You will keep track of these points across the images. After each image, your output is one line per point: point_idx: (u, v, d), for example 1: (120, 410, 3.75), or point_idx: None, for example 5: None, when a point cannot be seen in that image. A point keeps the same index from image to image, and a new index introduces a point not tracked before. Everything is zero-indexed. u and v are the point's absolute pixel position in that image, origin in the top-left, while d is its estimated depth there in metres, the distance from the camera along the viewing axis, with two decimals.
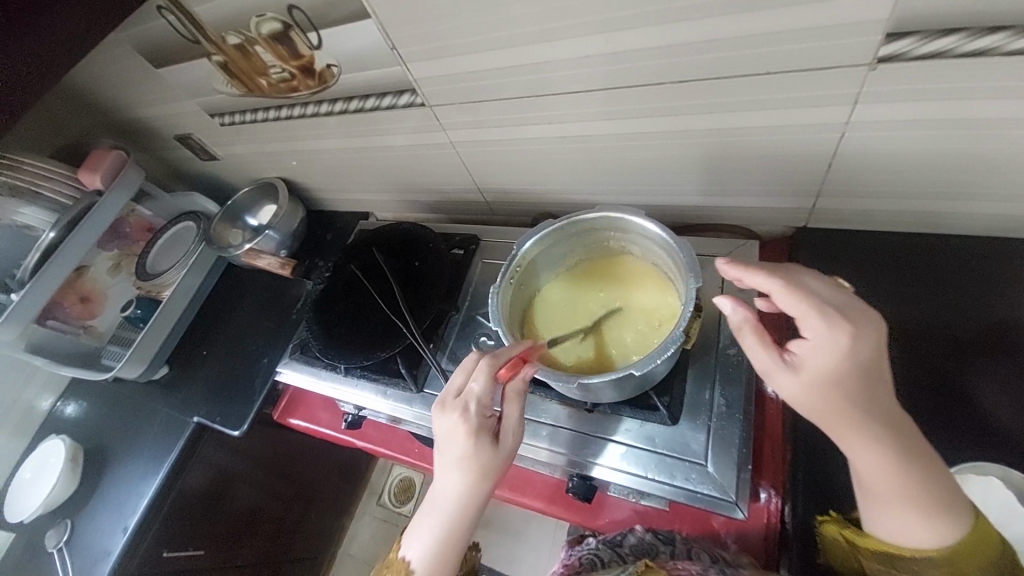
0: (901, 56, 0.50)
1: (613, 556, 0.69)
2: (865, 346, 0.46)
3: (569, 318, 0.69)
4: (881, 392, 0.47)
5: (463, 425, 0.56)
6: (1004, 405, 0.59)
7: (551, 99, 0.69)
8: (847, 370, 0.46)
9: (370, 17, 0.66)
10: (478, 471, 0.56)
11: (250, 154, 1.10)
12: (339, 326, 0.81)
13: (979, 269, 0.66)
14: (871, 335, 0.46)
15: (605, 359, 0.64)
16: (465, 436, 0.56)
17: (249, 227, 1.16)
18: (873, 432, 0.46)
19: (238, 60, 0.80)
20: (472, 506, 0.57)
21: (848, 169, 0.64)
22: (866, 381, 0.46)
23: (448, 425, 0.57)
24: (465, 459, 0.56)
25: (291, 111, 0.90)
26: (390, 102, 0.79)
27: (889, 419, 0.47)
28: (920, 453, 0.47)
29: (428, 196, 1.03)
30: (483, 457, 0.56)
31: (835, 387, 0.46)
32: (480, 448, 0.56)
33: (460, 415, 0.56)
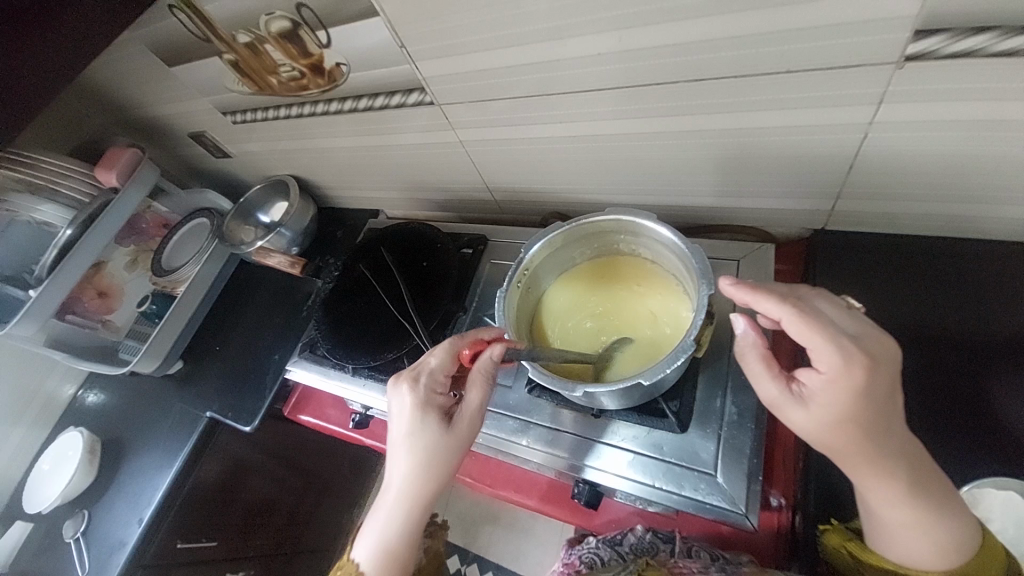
0: (930, 55, 0.47)
1: (613, 555, 0.70)
2: (881, 380, 0.43)
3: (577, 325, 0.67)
4: (894, 424, 0.45)
5: (411, 400, 0.57)
6: None
7: (562, 98, 0.68)
8: (862, 406, 0.44)
9: (379, 16, 0.65)
10: (425, 449, 0.55)
11: (262, 152, 1.10)
12: (346, 326, 0.81)
13: (1008, 274, 0.63)
14: (887, 368, 0.44)
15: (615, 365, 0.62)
16: (409, 408, 0.56)
17: (261, 224, 1.17)
18: (883, 460, 0.45)
19: (248, 58, 0.80)
20: (422, 485, 0.56)
21: (870, 172, 0.62)
22: (880, 413, 0.44)
23: (398, 399, 0.58)
24: (410, 435, 0.56)
25: (301, 109, 0.90)
26: (399, 101, 0.79)
27: (900, 447, 0.46)
28: (929, 478, 0.46)
29: (437, 195, 1.03)
30: (430, 435, 0.55)
31: (846, 421, 0.44)
32: (427, 425, 0.56)
33: (411, 390, 0.57)
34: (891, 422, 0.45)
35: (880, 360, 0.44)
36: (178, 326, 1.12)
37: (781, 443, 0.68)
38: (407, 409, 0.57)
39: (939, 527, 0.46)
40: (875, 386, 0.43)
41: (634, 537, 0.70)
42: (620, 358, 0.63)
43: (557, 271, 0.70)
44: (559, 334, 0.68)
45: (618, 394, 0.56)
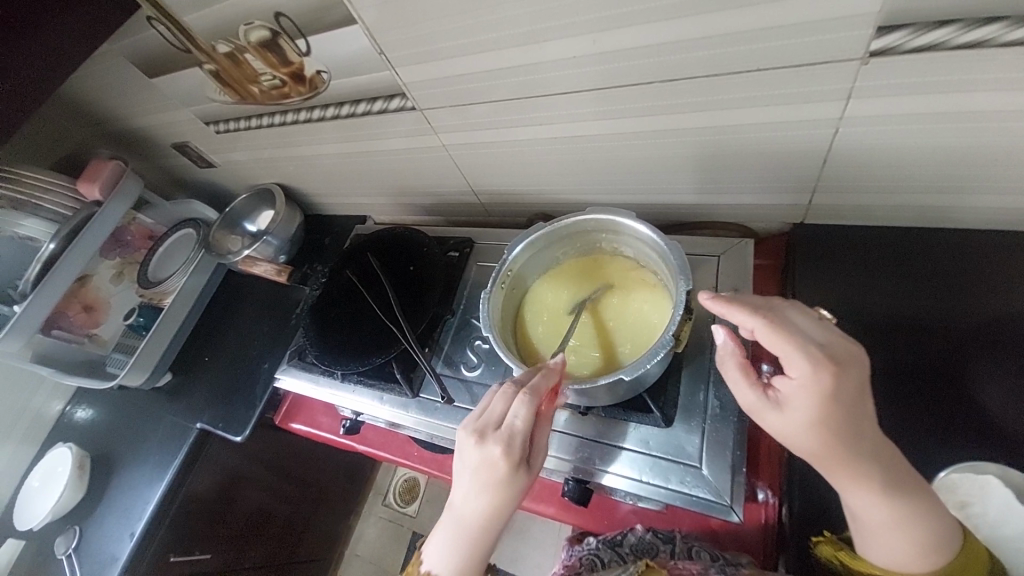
0: (894, 50, 0.49)
1: (614, 556, 0.70)
2: (849, 384, 0.45)
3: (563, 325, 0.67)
4: (868, 428, 0.46)
5: (509, 459, 0.50)
6: (1005, 400, 0.58)
7: (542, 100, 0.69)
8: (832, 411, 0.45)
9: (357, 24, 0.66)
10: (514, 503, 0.51)
11: (247, 161, 1.10)
12: (335, 333, 0.81)
13: (981, 261, 0.64)
14: (856, 373, 0.45)
15: (610, 359, 0.62)
16: (508, 468, 0.50)
17: (248, 233, 1.16)
18: (861, 465, 0.45)
19: (229, 68, 0.80)
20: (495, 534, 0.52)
21: (843, 165, 0.63)
22: (851, 417, 0.45)
23: (489, 459, 0.50)
24: (501, 492, 0.50)
25: (284, 117, 0.90)
26: (381, 107, 0.79)
27: (877, 451, 0.46)
28: (909, 482, 0.46)
29: (423, 199, 1.03)
30: (522, 490, 0.51)
31: (819, 425, 0.45)
32: (518, 480, 0.51)
33: (505, 450, 0.50)
34: (864, 426, 0.45)
35: (847, 365, 0.45)
36: (166, 338, 1.12)
37: (766, 435, 0.69)
38: (494, 466, 0.50)
39: (918, 530, 0.46)
40: (844, 391, 0.45)
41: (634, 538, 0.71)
42: (604, 356, 0.63)
43: (541, 271, 0.71)
44: (544, 333, 0.67)
45: (603, 390, 0.57)
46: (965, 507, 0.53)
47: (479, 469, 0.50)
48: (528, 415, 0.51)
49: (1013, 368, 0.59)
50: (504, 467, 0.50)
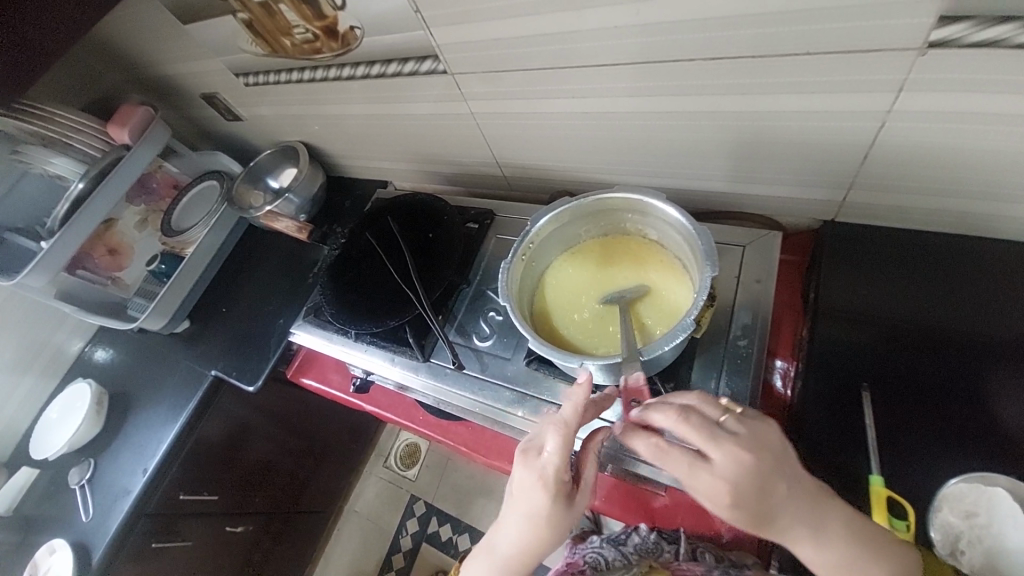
0: (954, 42, 0.46)
1: (619, 555, 0.77)
2: (749, 485, 0.44)
3: (580, 301, 0.67)
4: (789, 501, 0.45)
5: (544, 489, 0.49)
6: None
7: (577, 72, 0.67)
8: (736, 505, 0.44)
9: None
10: (557, 532, 0.51)
11: (273, 116, 1.10)
12: (351, 293, 0.82)
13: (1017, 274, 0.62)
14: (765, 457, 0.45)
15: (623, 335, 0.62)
16: (544, 498, 0.49)
17: (271, 189, 1.17)
18: (778, 528, 0.46)
19: (263, 18, 0.80)
20: (532, 558, 0.53)
21: (884, 162, 0.61)
22: (755, 503, 0.44)
23: (527, 487, 0.50)
24: (539, 520, 0.50)
25: (313, 73, 0.89)
26: (412, 68, 0.78)
27: (797, 516, 0.46)
28: (839, 535, 0.47)
29: (446, 168, 1.02)
30: (563, 521, 0.50)
31: (727, 514, 0.45)
32: (559, 512, 0.50)
33: (540, 481, 0.49)
34: (769, 512, 0.45)
35: (741, 466, 0.44)
36: (187, 285, 1.14)
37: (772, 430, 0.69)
38: (532, 494, 0.50)
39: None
40: (744, 489, 0.44)
41: (639, 540, 0.76)
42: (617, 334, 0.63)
43: (563, 247, 0.71)
44: (559, 308, 0.67)
45: (617, 369, 0.57)
46: (969, 517, 0.53)
47: (519, 493, 0.51)
48: (563, 446, 0.50)
49: None
50: (541, 496, 0.50)
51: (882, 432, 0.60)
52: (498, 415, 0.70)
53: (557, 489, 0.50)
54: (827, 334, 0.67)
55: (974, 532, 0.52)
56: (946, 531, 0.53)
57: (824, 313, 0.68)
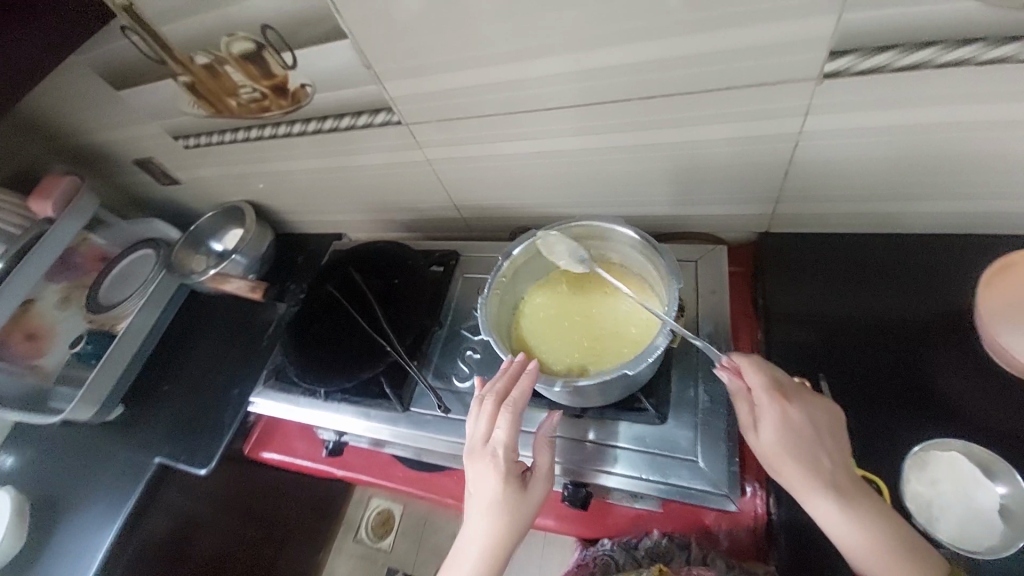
0: (846, 72, 0.54)
1: (629, 559, 0.73)
2: (811, 420, 0.52)
3: (558, 328, 0.67)
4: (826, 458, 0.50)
5: (496, 472, 0.55)
6: (961, 388, 0.63)
7: (528, 116, 0.72)
8: (794, 435, 0.51)
9: (347, 37, 0.67)
10: (516, 521, 0.54)
11: (217, 178, 1.07)
12: (317, 349, 0.78)
13: (933, 263, 0.71)
14: (802, 412, 0.52)
15: (605, 356, 0.63)
16: (497, 482, 0.54)
17: (214, 252, 1.12)
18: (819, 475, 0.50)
19: (206, 80, 0.79)
20: (501, 553, 0.54)
21: (805, 177, 0.69)
22: (814, 439, 0.51)
23: (482, 474, 0.55)
24: (498, 507, 0.54)
25: (261, 131, 0.88)
26: (366, 121, 0.80)
27: (839, 469, 0.50)
28: (863, 503, 0.49)
29: (404, 215, 1.03)
30: (520, 506, 0.54)
31: (787, 446, 0.51)
32: (514, 495, 0.54)
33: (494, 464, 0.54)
34: (823, 453, 0.51)
35: (807, 403, 0.53)
36: (120, 365, 1.02)
37: None
38: (489, 479, 0.55)
39: (884, 555, 0.47)
40: (805, 423, 0.51)
41: (648, 542, 0.72)
42: (598, 354, 0.64)
43: (533, 279, 0.73)
44: (538, 334, 0.67)
45: (604, 387, 0.58)
46: (935, 484, 0.56)
47: (476, 482, 0.56)
48: (509, 430, 0.56)
49: (965, 361, 0.64)
50: (495, 482, 0.55)
51: (850, 418, 0.64)
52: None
53: (508, 471, 0.55)
54: (781, 334, 0.73)
55: (941, 498, 0.55)
56: (920, 503, 0.55)
57: (777, 316, 0.74)
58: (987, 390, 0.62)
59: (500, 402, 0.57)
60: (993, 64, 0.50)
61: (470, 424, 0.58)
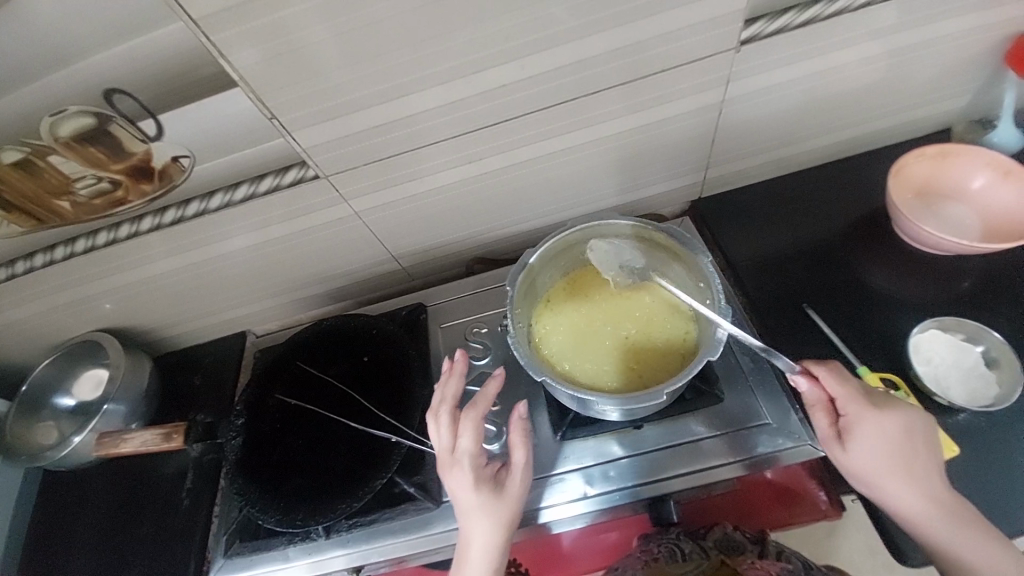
0: (758, 36, 0.62)
1: (695, 548, 0.64)
2: (903, 424, 0.51)
3: (595, 348, 0.59)
4: (919, 463, 0.51)
5: (466, 480, 0.53)
6: (905, 278, 0.74)
7: (467, 137, 0.67)
8: (886, 444, 0.51)
9: (238, 85, 0.54)
10: (497, 520, 0.53)
11: (48, 311, 0.79)
12: (295, 477, 0.61)
13: (839, 185, 0.83)
14: (896, 420, 0.52)
15: (661, 357, 0.58)
16: (470, 489, 0.53)
17: (64, 411, 0.82)
18: (912, 478, 0.51)
19: (17, 181, 0.58)
20: (496, 555, 0.53)
21: (728, 139, 0.76)
22: (907, 441, 0.51)
23: (455, 484, 0.54)
24: (477, 511, 0.53)
25: (115, 232, 0.68)
26: (271, 184, 0.65)
27: (930, 470, 0.51)
28: (948, 499, 0.50)
29: (330, 286, 0.87)
30: (497, 505, 0.53)
31: (882, 454, 0.51)
32: (489, 497, 0.53)
33: (462, 474, 0.53)
34: (915, 455, 0.51)
35: (896, 404, 0.53)
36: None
37: None
38: (461, 489, 0.54)
39: (978, 547, 0.49)
40: (898, 430, 0.51)
41: (718, 533, 0.65)
42: (653, 359, 0.58)
43: (537, 301, 0.64)
44: (573, 365, 0.59)
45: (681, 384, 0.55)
46: (930, 361, 0.64)
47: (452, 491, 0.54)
48: (470, 437, 0.54)
49: (899, 254, 0.76)
50: (469, 488, 0.53)
51: (846, 332, 0.71)
52: (533, 515, 0.60)
53: (477, 475, 0.53)
54: (758, 283, 0.77)
55: (939, 370, 0.64)
56: (931, 379, 0.64)
57: (748, 267, 0.79)
58: (919, 271, 0.75)
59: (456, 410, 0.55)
60: (863, 8, 0.62)
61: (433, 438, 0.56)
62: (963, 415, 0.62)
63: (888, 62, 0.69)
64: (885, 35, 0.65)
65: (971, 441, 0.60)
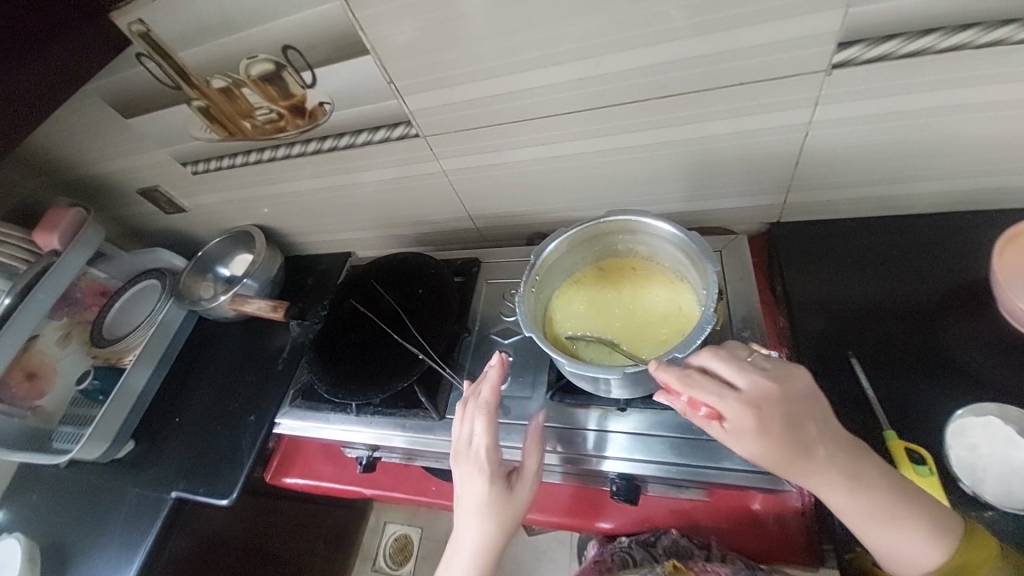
0: (852, 62, 0.59)
1: (646, 556, 0.70)
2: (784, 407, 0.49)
3: (596, 327, 0.66)
4: (812, 450, 0.49)
5: (480, 474, 0.59)
6: (987, 355, 0.65)
7: (543, 121, 0.75)
8: (772, 439, 0.48)
9: (370, 53, 0.69)
10: (500, 517, 0.58)
11: (224, 203, 1.07)
12: (346, 364, 0.78)
13: (941, 239, 0.74)
14: (770, 411, 0.49)
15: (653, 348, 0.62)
16: (484, 485, 0.59)
17: (221, 277, 1.12)
18: (811, 471, 0.49)
19: (221, 103, 0.81)
20: (492, 546, 0.59)
21: (813, 165, 0.73)
22: (790, 444, 0.49)
23: (470, 478, 0.60)
24: (485, 509, 0.58)
25: (275, 151, 0.89)
26: (383, 136, 0.82)
27: (827, 455, 0.49)
28: (870, 488, 0.50)
29: (416, 229, 1.04)
30: (504, 503, 0.59)
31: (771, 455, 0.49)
32: (496, 495, 0.59)
33: (474, 466, 0.59)
34: (806, 438, 0.49)
35: (766, 395, 0.50)
36: (131, 397, 1.01)
37: None
38: (473, 481, 0.59)
39: (904, 534, 0.49)
40: (776, 419, 0.49)
41: (667, 539, 0.69)
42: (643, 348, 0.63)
43: (562, 279, 0.71)
44: (569, 336, 0.66)
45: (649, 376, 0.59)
46: (975, 448, 0.57)
47: (464, 485, 0.60)
48: (487, 432, 0.60)
49: (988, 329, 0.67)
50: (481, 484, 0.59)
51: (886, 392, 0.66)
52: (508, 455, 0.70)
53: (492, 472, 0.59)
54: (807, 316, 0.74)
55: (985, 461, 0.57)
56: (963, 467, 0.57)
57: (799, 300, 0.76)
58: (1012, 355, 0.64)
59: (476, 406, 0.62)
60: (989, 48, 0.54)
61: (454, 429, 0.63)
62: (990, 512, 0.55)
63: None
64: None
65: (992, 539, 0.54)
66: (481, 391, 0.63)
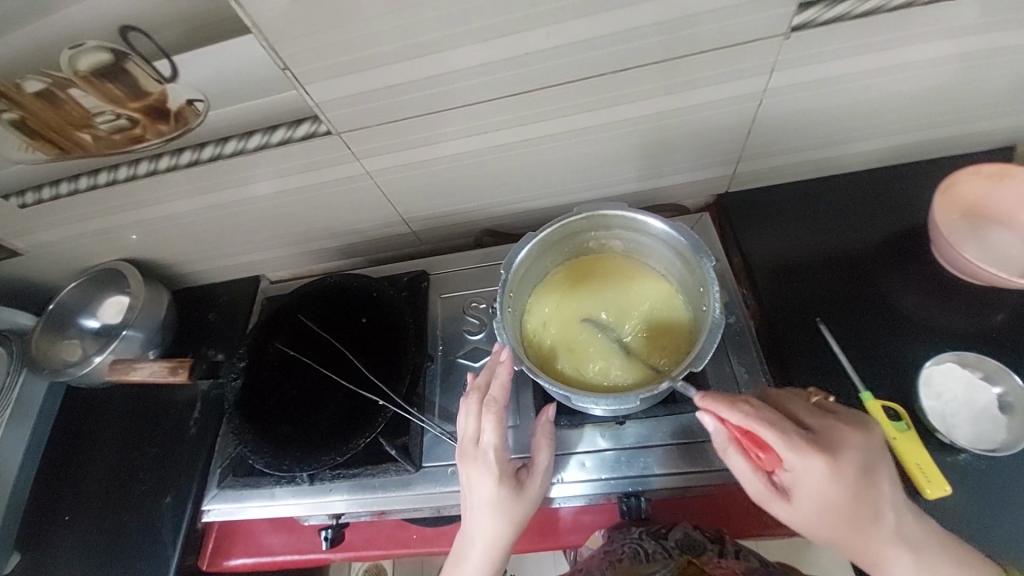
0: (811, 23, 0.56)
1: (658, 548, 0.59)
2: (854, 465, 0.47)
3: (584, 339, 0.60)
4: (875, 505, 0.48)
5: (489, 473, 0.54)
6: (934, 303, 0.69)
7: (484, 106, 0.64)
8: (835, 495, 0.47)
9: (251, 32, 0.53)
10: (511, 517, 0.54)
11: (73, 238, 0.82)
12: (287, 424, 0.64)
13: (878, 195, 0.77)
14: (846, 465, 0.47)
15: (651, 355, 0.58)
16: (492, 485, 0.54)
17: (89, 331, 0.88)
18: (863, 527, 0.48)
19: (44, 111, 0.59)
20: (502, 548, 0.54)
21: (764, 133, 0.71)
22: (856, 496, 0.47)
23: (476, 478, 0.54)
24: (494, 508, 0.54)
25: (135, 167, 0.69)
26: (284, 137, 0.65)
27: (886, 512, 0.48)
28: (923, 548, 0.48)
29: (341, 241, 0.88)
30: (515, 503, 0.54)
31: (827, 513, 0.48)
32: (508, 496, 0.54)
33: (484, 466, 0.54)
34: (870, 498, 0.48)
35: (840, 443, 0.48)
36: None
37: None
38: (483, 482, 0.54)
39: None
40: (846, 473, 0.47)
41: (680, 531, 0.61)
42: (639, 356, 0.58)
43: (533, 286, 0.64)
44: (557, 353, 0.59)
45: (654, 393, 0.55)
46: (941, 396, 0.61)
47: (472, 486, 0.54)
48: (497, 431, 0.55)
49: (931, 279, 0.71)
50: (491, 484, 0.54)
51: (854, 353, 0.67)
52: None
53: (502, 471, 0.54)
54: (773, 285, 0.74)
55: (950, 407, 0.61)
56: (937, 415, 0.60)
57: (762, 268, 0.75)
58: (954, 300, 0.69)
59: (485, 401, 0.56)
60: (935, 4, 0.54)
61: (457, 425, 0.57)
62: (962, 456, 0.59)
63: (961, 65, 0.62)
64: (960, 34, 0.57)
65: (964, 481, 0.58)
66: (491, 388, 0.57)
